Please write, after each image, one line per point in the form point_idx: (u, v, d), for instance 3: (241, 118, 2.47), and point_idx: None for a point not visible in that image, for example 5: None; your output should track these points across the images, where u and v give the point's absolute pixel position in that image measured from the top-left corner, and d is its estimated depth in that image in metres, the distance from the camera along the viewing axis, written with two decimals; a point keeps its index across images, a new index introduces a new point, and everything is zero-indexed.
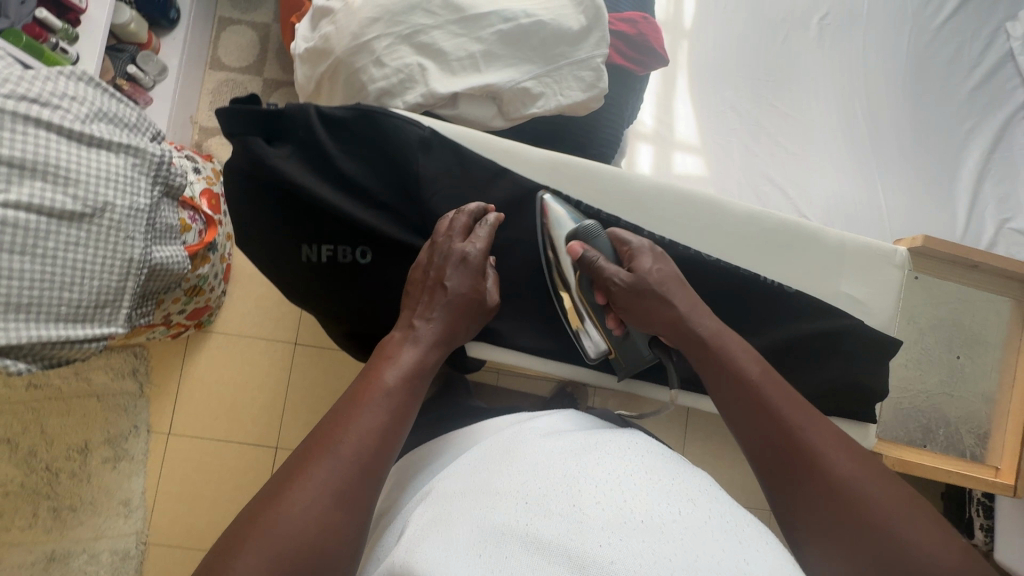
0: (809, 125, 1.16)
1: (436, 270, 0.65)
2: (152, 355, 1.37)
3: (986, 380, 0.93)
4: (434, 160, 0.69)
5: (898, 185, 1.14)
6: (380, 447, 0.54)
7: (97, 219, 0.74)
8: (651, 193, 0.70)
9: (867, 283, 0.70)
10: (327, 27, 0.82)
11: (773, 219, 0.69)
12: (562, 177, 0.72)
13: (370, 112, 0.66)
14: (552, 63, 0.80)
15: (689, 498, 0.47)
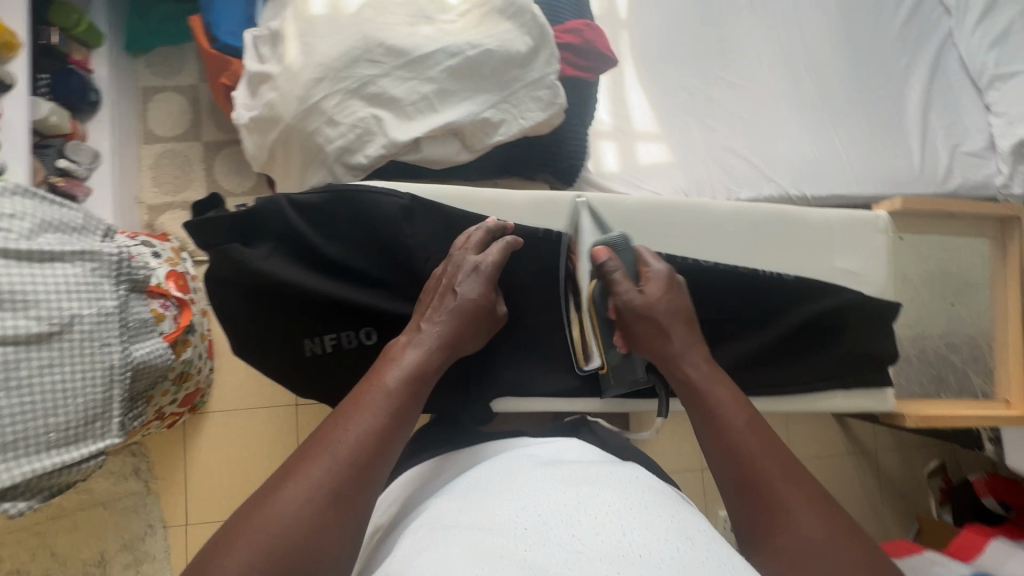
0: (757, 90, 1.18)
1: (447, 276, 0.58)
2: (150, 449, 1.32)
3: (971, 306, 0.97)
4: (422, 226, 0.61)
5: (853, 132, 1.17)
6: (383, 453, 0.48)
7: (68, 334, 0.69)
8: (640, 210, 0.69)
9: (859, 252, 0.71)
10: (271, 94, 0.79)
11: (758, 211, 0.69)
12: (546, 216, 0.70)
13: (346, 190, 0.58)
14: (507, 88, 0.78)
15: (686, 536, 0.47)
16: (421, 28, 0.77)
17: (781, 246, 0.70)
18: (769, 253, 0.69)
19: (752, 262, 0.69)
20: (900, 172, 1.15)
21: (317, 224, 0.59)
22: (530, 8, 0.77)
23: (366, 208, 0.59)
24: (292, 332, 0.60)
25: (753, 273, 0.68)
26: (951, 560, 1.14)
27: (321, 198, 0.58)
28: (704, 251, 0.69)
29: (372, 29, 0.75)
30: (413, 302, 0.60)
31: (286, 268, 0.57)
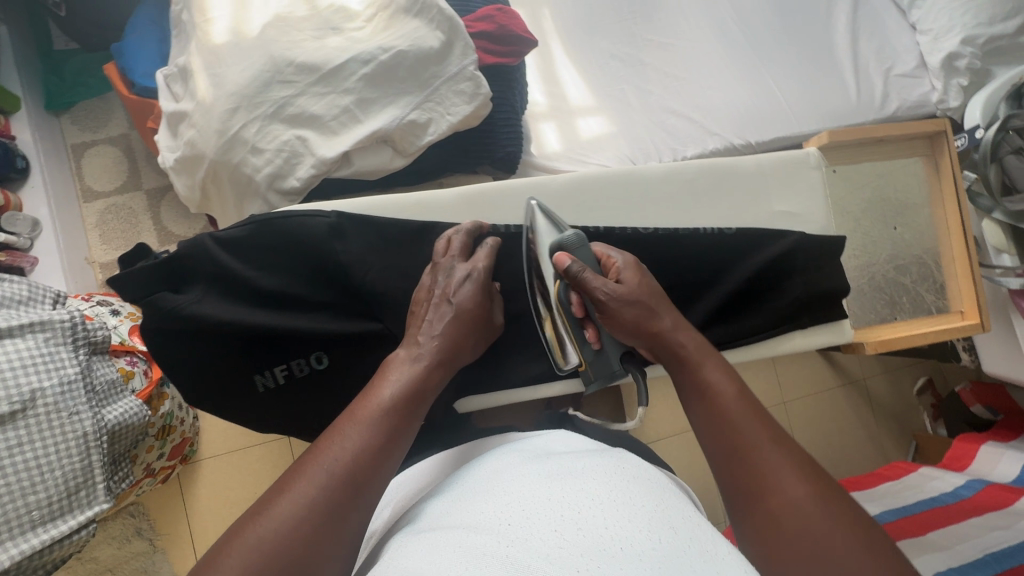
0: (685, 46, 1.18)
1: (441, 289, 0.57)
2: (149, 508, 1.30)
3: (921, 225, 0.98)
4: (355, 241, 0.59)
5: (786, 72, 1.18)
6: (383, 468, 0.47)
7: (31, 410, 0.68)
8: (573, 188, 0.67)
9: (797, 193, 0.71)
10: (190, 132, 0.77)
11: (691, 168, 0.69)
12: (479, 208, 0.66)
13: (267, 218, 0.55)
14: (428, 87, 0.77)
15: (669, 526, 0.46)
16: (329, 40, 0.75)
17: (718, 198, 0.70)
18: (707, 208, 0.69)
19: (691, 220, 0.69)
20: (839, 105, 1.16)
21: (245, 258, 0.57)
22: (436, 2, 0.75)
23: (291, 234, 0.56)
24: (241, 371, 0.58)
25: (695, 232, 0.68)
26: (947, 472, 1.17)
27: (243, 231, 0.55)
28: (643, 217, 0.68)
29: (278, 49, 0.73)
30: (361, 321, 0.59)
31: (222, 307, 0.55)
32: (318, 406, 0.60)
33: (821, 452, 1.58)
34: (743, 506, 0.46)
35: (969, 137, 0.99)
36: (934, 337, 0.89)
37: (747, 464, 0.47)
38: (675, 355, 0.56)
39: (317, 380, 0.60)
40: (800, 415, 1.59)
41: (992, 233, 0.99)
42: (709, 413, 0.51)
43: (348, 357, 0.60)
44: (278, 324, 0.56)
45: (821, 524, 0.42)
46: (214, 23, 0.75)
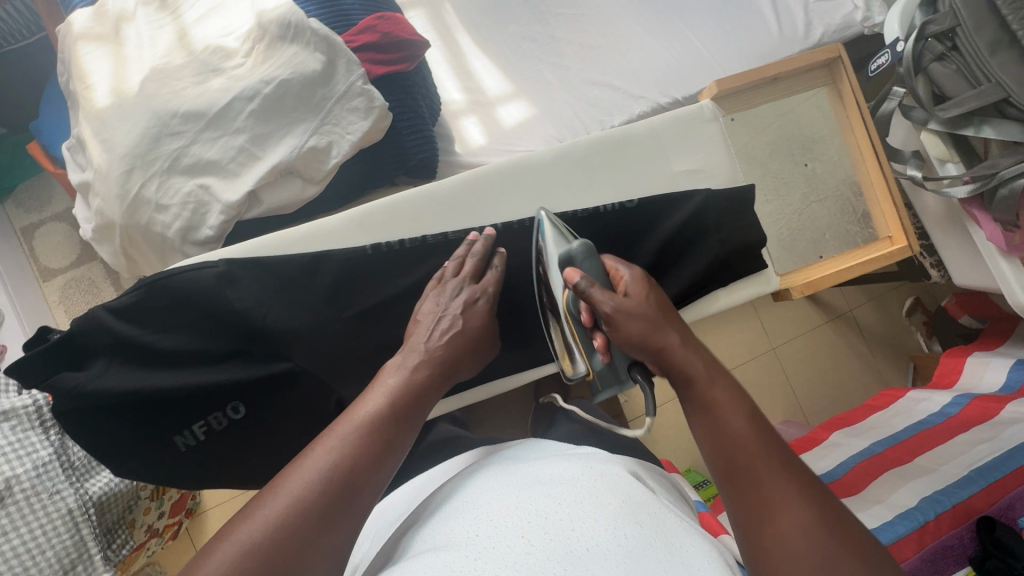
0: (595, 12, 1.15)
1: (450, 312, 0.58)
2: (166, 565, 1.32)
3: (841, 166, 1.01)
4: (248, 287, 0.58)
5: (702, 19, 1.15)
6: (364, 489, 0.45)
7: (14, 496, 0.80)
8: (462, 188, 0.66)
9: (695, 150, 0.71)
10: (96, 202, 0.77)
11: (579, 146, 0.68)
12: (370, 228, 0.62)
13: (152, 280, 0.55)
14: (321, 110, 0.76)
15: (633, 523, 0.49)
16: (211, 83, 0.74)
17: (615, 170, 0.69)
18: (604, 181, 0.69)
19: (586, 199, 0.69)
20: (762, 42, 1.13)
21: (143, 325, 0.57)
22: (308, 23, 0.73)
23: (181, 293, 0.57)
24: (163, 433, 0.58)
25: (593, 210, 0.68)
26: (936, 390, 1.15)
27: (132, 298, 0.56)
28: (543, 205, 0.68)
29: (160, 102, 0.72)
30: (273, 360, 0.60)
31: (129, 375, 0.56)
32: (246, 451, 0.62)
33: (817, 391, 1.56)
34: (733, 504, 0.47)
35: (891, 52, 0.95)
36: (858, 270, 0.92)
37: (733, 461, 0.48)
38: (684, 374, 0.53)
39: (238, 427, 0.61)
40: (791, 358, 1.57)
41: (932, 146, 0.96)
42: (693, 404, 0.53)
43: (263, 399, 0.61)
44: (188, 382, 0.57)
45: (798, 517, 0.42)
46: (95, 88, 0.74)
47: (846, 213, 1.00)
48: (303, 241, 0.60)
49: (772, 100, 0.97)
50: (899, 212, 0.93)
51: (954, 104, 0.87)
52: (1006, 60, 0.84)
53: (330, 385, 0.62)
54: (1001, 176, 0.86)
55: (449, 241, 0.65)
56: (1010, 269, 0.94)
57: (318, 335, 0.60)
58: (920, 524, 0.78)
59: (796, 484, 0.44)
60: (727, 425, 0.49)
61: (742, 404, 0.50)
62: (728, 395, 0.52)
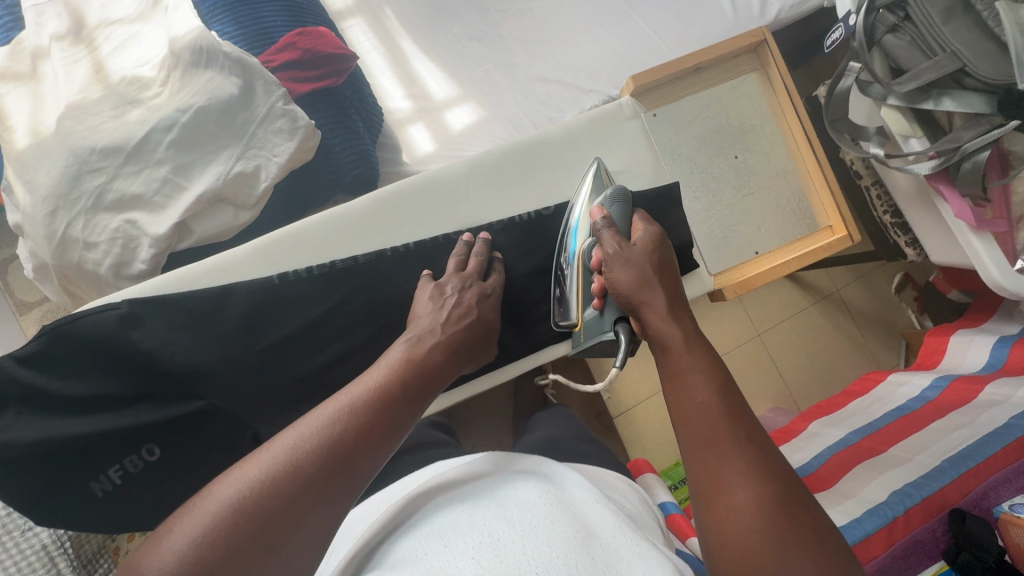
0: (541, 4, 1.11)
1: (458, 297, 0.63)
2: None
3: (777, 151, 0.96)
4: (154, 326, 0.62)
5: (653, 4, 1.10)
6: (343, 484, 0.43)
7: None
8: (368, 210, 0.70)
9: (611, 151, 0.78)
10: (28, 244, 0.75)
11: (489, 157, 0.74)
12: (278, 257, 0.68)
13: (53, 327, 0.59)
14: (244, 134, 0.74)
15: (584, 549, 0.42)
16: (129, 115, 0.73)
17: (525, 178, 0.75)
18: (511, 191, 0.75)
19: (498, 209, 0.74)
20: (714, 24, 1.08)
21: (55, 372, 0.59)
22: (220, 48, 0.73)
23: (88, 339, 0.60)
24: (79, 476, 0.59)
25: (507, 221, 0.74)
26: (918, 373, 1.11)
27: (43, 346, 0.58)
28: (456, 219, 0.73)
29: (77, 140, 0.71)
30: (186, 399, 0.64)
31: (36, 424, 0.57)
32: (169, 496, 0.63)
33: (804, 376, 1.52)
34: (691, 468, 0.46)
35: (844, 25, 0.92)
36: (794, 266, 0.90)
37: (699, 428, 0.47)
38: (663, 343, 0.54)
39: (157, 470, 0.63)
40: (777, 345, 1.53)
41: (895, 122, 0.91)
42: (666, 371, 0.52)
43: (181, 438, 0.64)
44: (97, 426, 0.59)
45: (744, 494, 0.42)
46: (15, 130, 0.73)
47: (784, 203, 0.96)
48: (211, 272, 0.66)
49: (694, 92, 0.94)
50: (838, 202, 0.92)
51: (911, 77, 0.82)
52: (961, 28, 0.79)
53: (245, 421, 0.67)
54: (964, 149, 0.81)
55: (360, 265, 0.69)
56: (981, 245, 0.89)
57: (234, 366, 0.65)
58: (889, 520, 0.75)
59: (753, 462, 0.44)
60: (694, 395, 0.49)
61: (714, 372, 0.50)
62: (703, 365, 0.50)
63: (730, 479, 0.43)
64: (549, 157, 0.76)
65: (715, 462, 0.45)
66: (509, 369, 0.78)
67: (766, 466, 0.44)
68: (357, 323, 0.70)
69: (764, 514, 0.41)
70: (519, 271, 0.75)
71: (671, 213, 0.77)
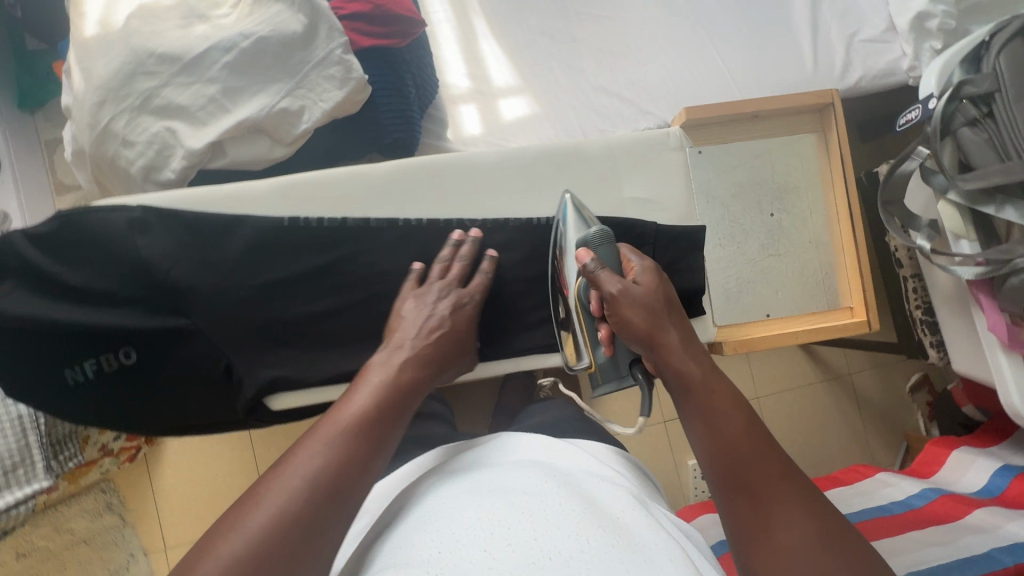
0: (622, 17, 1.09)
1: (434, 308, 0.64)
2: (120, 484, 1.34)
3: (817, 217, 0.94)
4: (157, 234, 0.64)
5: (736, 42, 1.07)
6: (347, 501, 0.46)
7: None
8: (391, 175, 0.70)
9: (646, 178, 0.76)
10: (73, 127, 0.77)
11: (525, 155, 0.73)
12: (295, 199, 0.68)
13: (67, 214, 0.62)
14: (297, 74, 0.75)
15: (599, 529, 0.45)
16: (195, 29, 0.74)
17: (555, 181, 0.74)
18: (538, 191, 0.74)
19: (519, 205, 0.74)
20: (791, 76, 1.05)
21: (54, 254, 0.62)
22: None
23: (88, 232, 0.62)
24: (57, 355, 0.63)
25: (525, 222, 0.73)
26: (909, 478, 1.07)
27: (50, 229, 0.62)
28: (477, 201, 0.72)
29: (140, 40, 0.72)
30: (171, 313, 0.65)
31: (26, 301, 0.61)
32: (137, 398, 0.67)
33: (792, 448, 1.48)
34: (731, 505, 0.49)
35: (923, 108, 0.87)
36: (802, 338, 0.88)
37: (740, 472, 0.50)
38: (682, 381, 0.55)
39: (128, 372, 0.66)
40: (773, 412, 1.49)
41: (948, 217, 0.87)
42: (692, 410, 0.54)
43: (155, 350, 0.65)
44: (77, 319, 0.62)
45: (795, 538, 0.46)
46: (87, 17, 0.75)
47: (809, 274, 0.93)
48: (228, 200, 0.66)
49: (751, 136, 0.91)
50: (866, 287, 0.89)
51: (977, 176, 0.78)
52: None
53: (222, 350, 0.67)
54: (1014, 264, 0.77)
55: (369, 227, 0.69)
56: (1010, 365, 0.85)
57: (228, 289, 0.66)
58: None
59: (798, 503, 0.48)
60: (732, 434, 0.52)
61: (737, 404, 0.53)
62: (729, 399, 0.54)
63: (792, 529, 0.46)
64: (591, 164, 0.75)
65: (762, 511, 0.48)
66: (492, 366, 0.77)
67: (808, 502, 0.48)
68: (357, 281, 0.70)
69: (815, 555, 0.44)
70: (527, 271, 0.75)
71: (693, 250, 0.75)
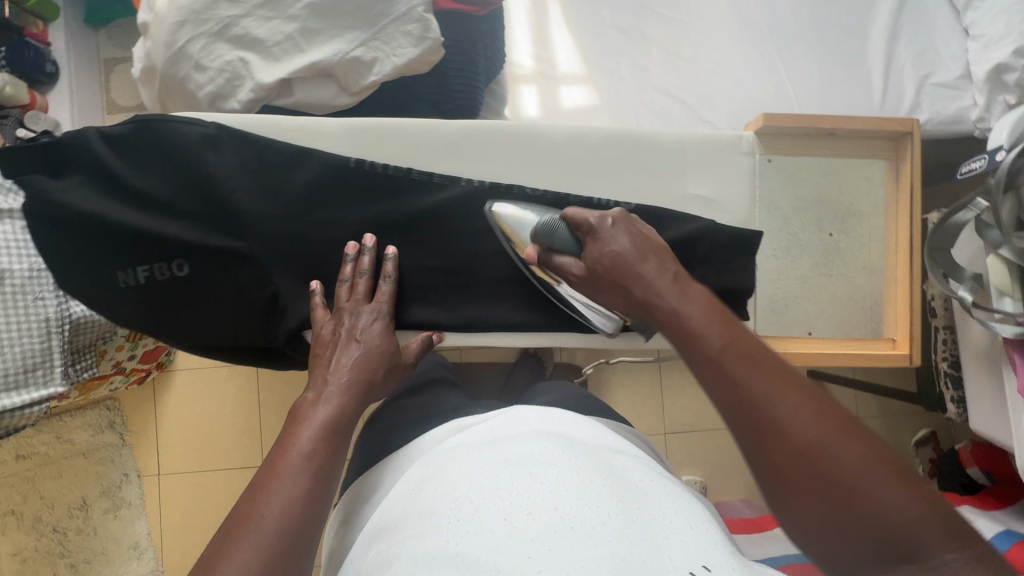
0: (696, 23, 1.08)
1: (347, 326, 0.65)
2: (125, 404, 1.35)
3: (870, 249, 0.95)
4: (227, 154, 0.67)
5: (806, 65, 1.06)
6: (309, 535, 0.48)
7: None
8: (461, 135, 0.71)
9: (703, 181, 0.76)
10: (148, 43, 0.78)
11: (595, 136, 0.73)
12: (366, 144, 0.70)
13: (144, 119, 0.66)
14: (375, 24, 0.75)
15: (619, 500, 0.45)
16: None
17: (614, 170, 0.74)
18: (596, 177, 0.74)
19: (575, 187, 0.74)
20: (855, 108, 1.04)
21: (129, 160, 0.67)
22: None
23: (165, 142, 0.66)
24: (115, 253, 0.66)
25: (586, 199, 0.73)
26: None
27: (127, 134, 0.66)
28: (534, 175, 0.73)
29: None
30: (229, 232, 0.68)
31: (94, 198, 0.66)
32: (180, 311, 0.69)
33: None
34: (736, 424, 0.46)
35: (988, 158, 0.86)
36: (841, 360, 0.88)
37: (737, 390, 0.46)
38: (665, 309, 0.53)
39: (179, 284, 0.68)
40: None
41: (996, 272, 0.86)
42: (673, 333, 0.52)
43: (207, 265, 0.68)
44: (141, 223, 0.66)
45: (805, 435, 0.42)
46: None
47: (857, 299, 0.94)
48: (299, 133, 0.69)
49: (822, 154, 0.91)
50: (913, 320, 0.89)
51: None
52: None
53: (271, 275, 0.70)
54: None
55: (431, 182, 0.71)
56: None
57: (286, 218, 0.69)
58: None
59: (802, 399, 0.44)
60: (710, 346, 0.49)
61: (710, 313, 0.51)
62: (701, 311, 0.51)
63: (829, 453, 0.42)
64: (661, 154, 0.75)
65: (764, 413, 0.44)
66: (523, 340, 0.76)
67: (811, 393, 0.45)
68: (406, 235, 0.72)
69: (837, 452, 0.41)
70: None
71: (740, 259, 0.75)
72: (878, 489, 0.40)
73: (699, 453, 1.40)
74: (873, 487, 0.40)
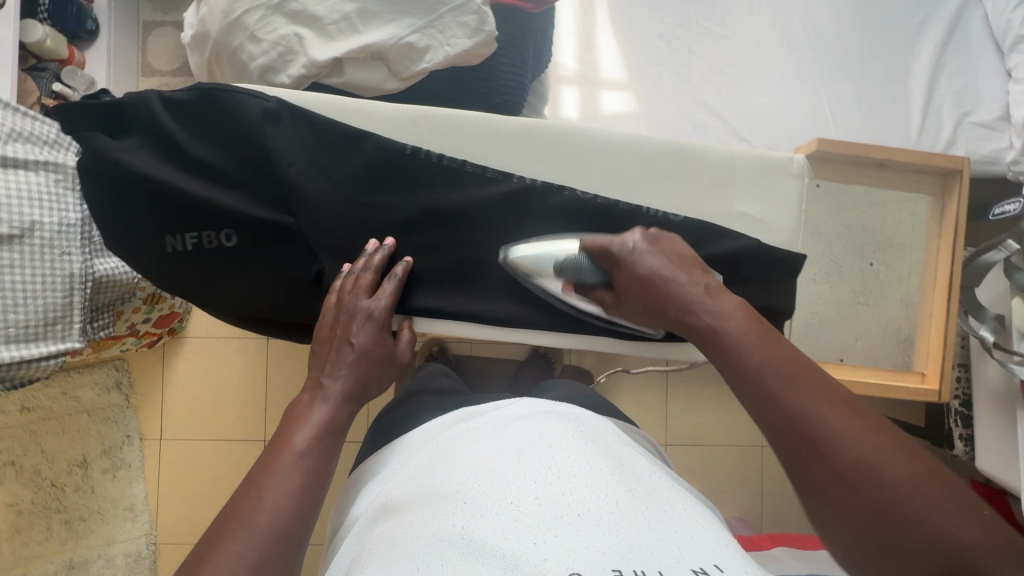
0: (741, 39, 1.08)
1: (342, 328, 0.65)
2: (133, 366, 1.36)
3: (906, 284, 0.97)
4: (285, 129, 0.68)
5: (847, 92, 1.06)
6: (303, 530, 0.49)
7: (27, 239, 0.65)
8: (518, 131, 0.72)
9: (744, 198, 0.76)
10: (203, 10, 0.78)
11: (648, 145, 0.74)
12: (421, 130, 0.71)
13: (203, 87, 0.66)
14: (432, 12, 0.75)
15: (626, 495, 0.45)
16: None
17: (657, 179, 0.74)
18: (638, 184, 0.74)
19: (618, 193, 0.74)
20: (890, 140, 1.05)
21: (185, 125, 0.68)
22: None
23: (224, 110, 0.67)
24: (161, 216, 0.68)
25: (632, 207, 0.73)
26: None
27: (186, 99, 0.67)
28: (579, 178, 0.73)
29: None
30: (278, 207, 0.69)
31: (147, 161, 0.67)
32: (221, 279, 0.70)
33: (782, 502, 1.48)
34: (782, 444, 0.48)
35: None
36: (871, 388, 0.90)
37: (782, 412, 0.48)
38: (708, 327, 0.55)
39: (223, 253, 0.69)
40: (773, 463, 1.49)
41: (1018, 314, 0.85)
42: (714, 351, 0.55)
43: (252, 238, 0.69)
44: (191, 190, 0.67)
45: (854, 453, 0.45)
46: None
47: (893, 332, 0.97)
48: (357, 115, 0.69)
49: (865, 183, 0.93)
50: (945, 356, 0.90)
51: None
52: None
53: (316, 254, 0.71)
54: None
55: (484, 176, 0.72)
56: None
57: (337, 199, 0.70)
58: None
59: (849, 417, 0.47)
60: (755, 364, 0.51)
61: (755, 329, 0.53)
62: (743, 327, 0.54)
63: (880, 474, 0.44)
64: (711, 169, 0.75)
65: (814, 436, 0.46)
66: (554, 338, 0.76)
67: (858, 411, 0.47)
68: (446, 224, 0.73)
69: (887, 469, 0.44)
70: None
71: (772, 279, 0.75)
72: (933, 504, 0.42)
73: (698, 467, 1.41)
74: (929, 506, 0.42)
